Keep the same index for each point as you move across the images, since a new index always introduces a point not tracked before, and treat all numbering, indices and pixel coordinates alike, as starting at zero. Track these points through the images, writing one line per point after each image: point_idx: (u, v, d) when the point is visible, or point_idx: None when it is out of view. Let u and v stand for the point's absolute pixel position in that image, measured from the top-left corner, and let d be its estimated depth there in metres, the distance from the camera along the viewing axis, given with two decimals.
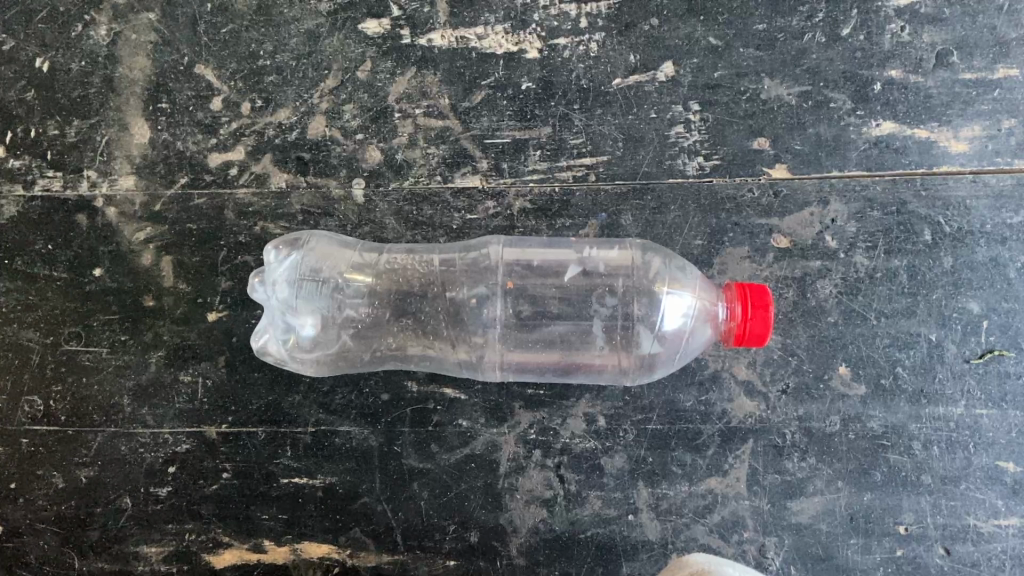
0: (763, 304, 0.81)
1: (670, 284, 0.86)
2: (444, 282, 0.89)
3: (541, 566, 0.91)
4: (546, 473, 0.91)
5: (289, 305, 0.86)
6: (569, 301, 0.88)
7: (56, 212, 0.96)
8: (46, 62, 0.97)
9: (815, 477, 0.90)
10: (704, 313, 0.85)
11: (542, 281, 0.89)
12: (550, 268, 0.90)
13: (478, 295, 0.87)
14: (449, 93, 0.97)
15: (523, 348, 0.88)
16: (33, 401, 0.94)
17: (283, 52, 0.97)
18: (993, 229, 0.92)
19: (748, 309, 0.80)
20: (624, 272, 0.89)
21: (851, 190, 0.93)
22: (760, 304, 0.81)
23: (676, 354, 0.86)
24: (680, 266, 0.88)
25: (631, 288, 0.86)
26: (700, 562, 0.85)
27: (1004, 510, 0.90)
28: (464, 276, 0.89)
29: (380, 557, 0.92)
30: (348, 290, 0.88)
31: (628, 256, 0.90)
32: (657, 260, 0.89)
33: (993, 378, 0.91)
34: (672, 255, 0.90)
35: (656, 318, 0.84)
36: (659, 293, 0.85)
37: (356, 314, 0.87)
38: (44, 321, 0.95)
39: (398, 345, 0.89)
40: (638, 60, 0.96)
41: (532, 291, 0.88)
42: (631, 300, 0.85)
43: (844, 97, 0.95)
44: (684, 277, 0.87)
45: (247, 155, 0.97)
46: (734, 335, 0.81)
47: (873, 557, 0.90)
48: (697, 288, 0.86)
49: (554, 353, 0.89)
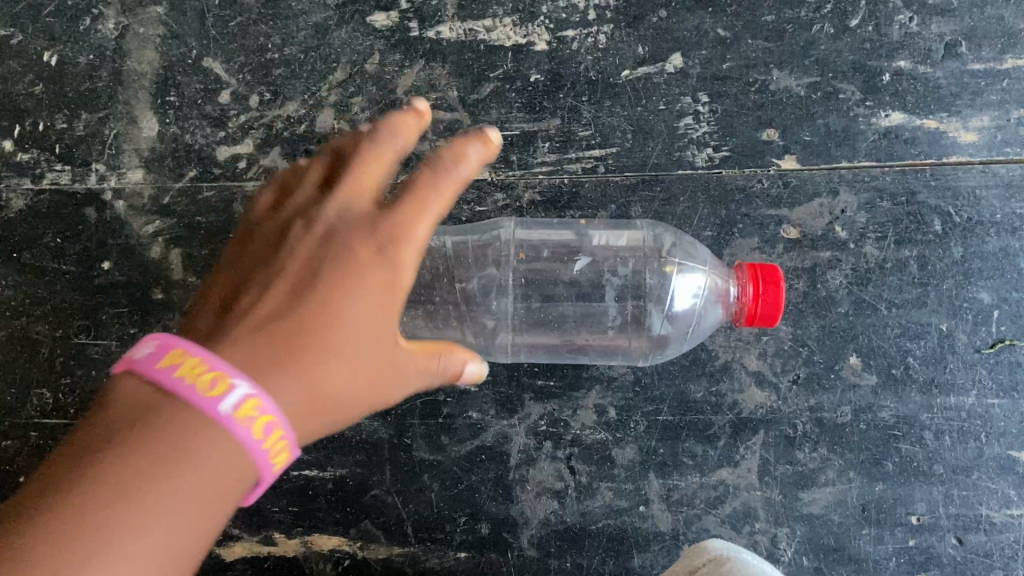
0: (773, 279, 0.80)
1: (680, 265, 0.87)
2: (456, 265, 0.89)
3: (553, 557, 0.91)
4: (556, 465, 0.91)
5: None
6: (580, 282, 0.90)
7: (65, 206, 0.96)
8: (55, 56, 0.98)
9: (827, 467, 0.90)
10: (714, 293, 0.86)
11: (552, 261, 0.91)
12: (562, 250, 0.92)
13: (491, 279, 0.89)
14: (458, 85, 0.97)
15: (535, 328, 0.91)
16: (43, 394, 0.93)
17: (290, 46, 0.98)
18: (1003, 218, 0.92)
19: (758, 286, 0.80)
20: (636, 251, 0.90)
21: (860, 181, 0.93)
22: (771, 279, 0.80)
23: (685, 334, 0.88)
24: (690, 246, 0.90)
25: (641, 268, 0.88)
26: (718, 548, 0.83)
27: (1017, 500, 0.89)
28: (475, 260, 0.89)
29: (391, 549, 0.92)
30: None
31: (640, 236, 0.91)
32: (668, 241, 0.90)
33: (1005, 368, 0.90)
34: (684, 236, 0.92)
35: (665, 297, 0.86)
36: (670, 274, 0.87)
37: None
38: (53, 314, 0.95)
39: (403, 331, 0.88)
40: (646, 51, 0.96)
41: (543, 273, 0.90)
42: (641, 280, 0.88)
43: (853, 88, 0.95)
44: (695, 258, 0.89)
45: (256, 148, 0.97)
46: (744, 315, 0.81)
47: (886, 547, 0.89)
48: (708, 270, 0.87)
49: (566, 334, 0.91)
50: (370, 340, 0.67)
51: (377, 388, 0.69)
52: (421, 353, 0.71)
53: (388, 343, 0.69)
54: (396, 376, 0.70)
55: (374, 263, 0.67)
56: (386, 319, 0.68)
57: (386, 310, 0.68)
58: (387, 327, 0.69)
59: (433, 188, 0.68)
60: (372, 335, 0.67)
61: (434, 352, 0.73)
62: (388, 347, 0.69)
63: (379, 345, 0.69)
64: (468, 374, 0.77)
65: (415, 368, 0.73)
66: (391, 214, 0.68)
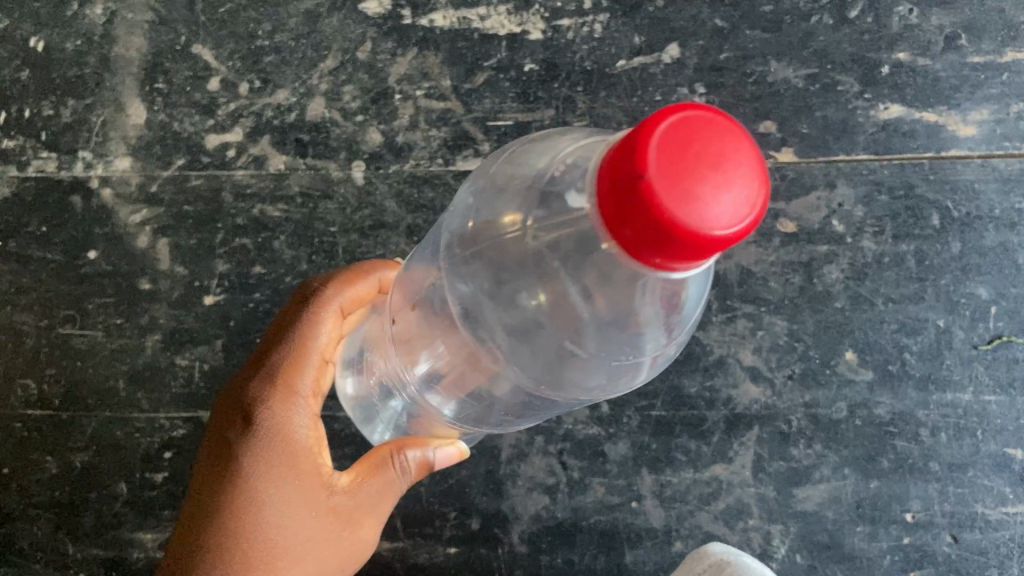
0: (686, 182, 0.40)
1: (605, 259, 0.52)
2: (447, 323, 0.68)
3: (544, 553, 0.89)
4: (548, 460, 0.90)
5: (353, 399, 0.84)
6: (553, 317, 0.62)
7: (50, 193, 0.94)
8: (41, 41, 0.97)
9: (821, 464, 0.89)
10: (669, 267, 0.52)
11: (465, 256, 0.64)
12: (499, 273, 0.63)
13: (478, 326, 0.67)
14: (451, 74, 0.95)
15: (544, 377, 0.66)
16: (27, 384, 0.92)
17: (281, 33, 0.97)
18: (1002, 213, 0.91)
19: (651, 253, 0.43)
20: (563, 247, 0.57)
21: (858, 174, 0.92)
22: (670, 172, 0.40)
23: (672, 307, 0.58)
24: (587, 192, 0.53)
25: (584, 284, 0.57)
26: (719, 553, 0.84)
27: (1012, 498, 0.88)
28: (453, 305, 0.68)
29: (380, 545, 0.90)
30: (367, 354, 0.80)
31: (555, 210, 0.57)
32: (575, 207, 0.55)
33: (1002, 365, 0.89)
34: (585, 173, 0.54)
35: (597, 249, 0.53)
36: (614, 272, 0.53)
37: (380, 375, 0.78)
38: (37, 304, 0.93)
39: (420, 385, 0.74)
40: (642, 42, 0.95)
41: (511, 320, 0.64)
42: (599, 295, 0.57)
43: (851, 80, 0.94)
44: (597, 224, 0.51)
45: (245, 136, 0.95)
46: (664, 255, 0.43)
47: (881, 545, 0.88)
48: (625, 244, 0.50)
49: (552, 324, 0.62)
50: (294, 511, 0.65)
51: (334, 554, 0.68)
52: (362, 482, 0.70)
53: (316, 510, 0.67)
54: (357, 528, 0.70)
55: (252, 434, 0.66)
56: (303, 485, 0.66)
57: (287, 475, 0.66)
58: (313, 491, 0.67)
59: (290, 361, 0.69)
60: (295, 506, 0.66)
61: (380, 477, 0.71)
62: (325, 511, 0.67)
63: (316, 507, 0.67)
64: (439, 455, 0.73)
65: (381, 495, 0.71)
66: (256, 391, 0.67)
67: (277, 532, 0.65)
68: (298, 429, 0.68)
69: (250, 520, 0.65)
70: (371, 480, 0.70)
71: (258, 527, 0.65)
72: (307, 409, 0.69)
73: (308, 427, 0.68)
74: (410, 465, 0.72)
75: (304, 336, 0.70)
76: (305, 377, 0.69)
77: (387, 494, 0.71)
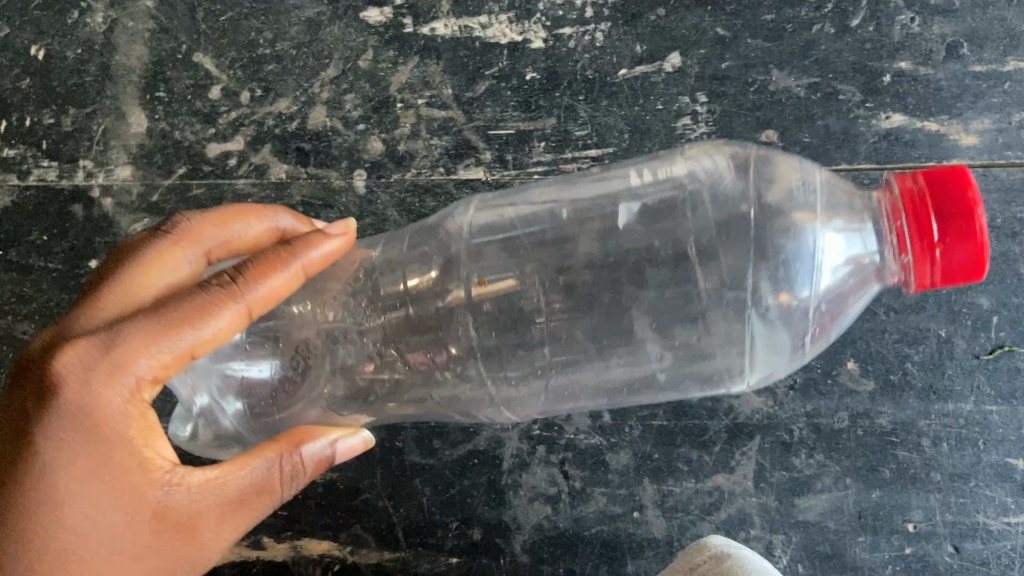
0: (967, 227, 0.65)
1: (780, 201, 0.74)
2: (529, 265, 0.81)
3: (545, 563, 0.89)
4: (550, 469, 0.90)
5: None
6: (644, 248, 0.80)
7: (52, 202, 0.94)
8: (42, 50, 0.97)
9: (823, 474, 0.89)
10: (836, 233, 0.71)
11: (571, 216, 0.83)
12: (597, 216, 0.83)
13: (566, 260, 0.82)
14: (452, 83, 0.95)
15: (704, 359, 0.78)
16: None
17: (282, 41, 0.97)
18: (1004, 223, 0.91)
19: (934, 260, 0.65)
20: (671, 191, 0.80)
21: (860, 183, 0.91)
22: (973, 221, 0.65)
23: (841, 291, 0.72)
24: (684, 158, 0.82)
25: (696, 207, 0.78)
26: (718, 546, 0.81)
27: (1014, 508, 0.88)
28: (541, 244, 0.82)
29: (381, 554, 0.90)
30: (292, 318, 0.81)
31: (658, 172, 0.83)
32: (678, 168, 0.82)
33: (1004, 375, 0.89)
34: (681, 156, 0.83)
35: (791, 228, 0.72)
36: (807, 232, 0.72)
37: (352, 344, 0.81)
38: (38, 313, 0.92)
39: (418, 359, 0.80)
40: (644, 50, 0.95)
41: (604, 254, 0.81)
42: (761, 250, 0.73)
43: (853, 89, 0.94)
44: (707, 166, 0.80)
45: (246, 145, 0.95)
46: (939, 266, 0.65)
47: (882, 555, 0.88)
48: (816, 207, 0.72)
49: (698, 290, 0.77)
50: (103, 503, 0.59)
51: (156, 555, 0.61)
52: (210, 482, 0.62)
53: (135, 504, 0.60)
54: (197, 538, 0.62)
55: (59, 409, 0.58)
56: (120, 475, 0.60)
57: (104, 468, 0.59)
58: (135, 485, 0.60)
59: (119, 336, 0.59)
60: (105, 497, 0.59)
61: (239, 481, 0.63)
62: (148, 506, 0.60)
63: (137, 501, 0.60)
64: (338, 449, 0.69)
65: (237, 504, 0.63)
66: (71, 363, 0.59)
67: (88, 535, 0.59)
68: (121, 417, 0.59)
69: (49, 501, 0.59)
70: (227, 484, 0.63)
71: (61, 517, 0.59)
72: (133, 393, 0.59)
73: (129, 414, 0.60)
74: (306, 462, 0.67)
75: (163, 304, 0.60)
76: (143, 357, 0.59)
77: (247, 502, 0.64)
